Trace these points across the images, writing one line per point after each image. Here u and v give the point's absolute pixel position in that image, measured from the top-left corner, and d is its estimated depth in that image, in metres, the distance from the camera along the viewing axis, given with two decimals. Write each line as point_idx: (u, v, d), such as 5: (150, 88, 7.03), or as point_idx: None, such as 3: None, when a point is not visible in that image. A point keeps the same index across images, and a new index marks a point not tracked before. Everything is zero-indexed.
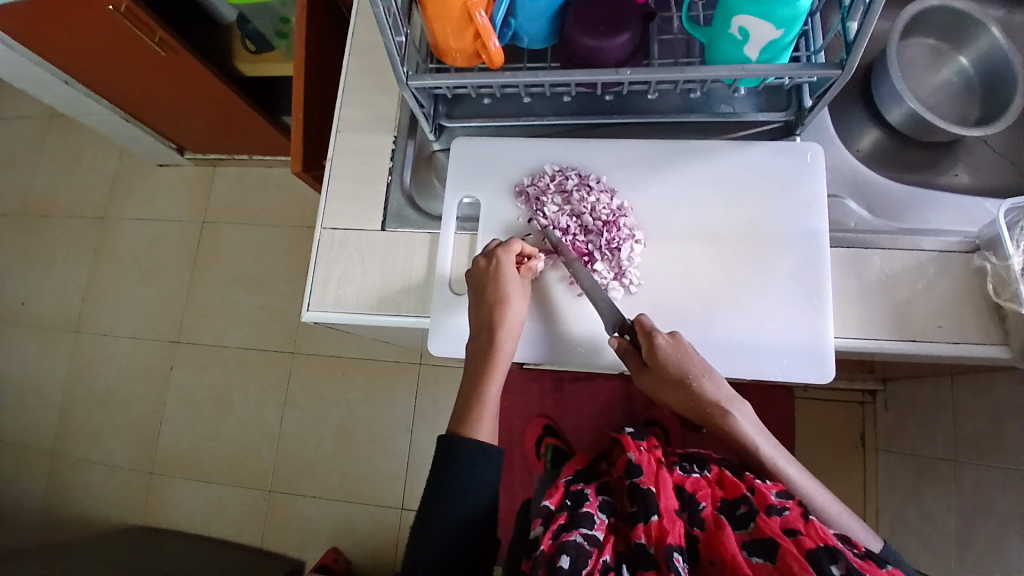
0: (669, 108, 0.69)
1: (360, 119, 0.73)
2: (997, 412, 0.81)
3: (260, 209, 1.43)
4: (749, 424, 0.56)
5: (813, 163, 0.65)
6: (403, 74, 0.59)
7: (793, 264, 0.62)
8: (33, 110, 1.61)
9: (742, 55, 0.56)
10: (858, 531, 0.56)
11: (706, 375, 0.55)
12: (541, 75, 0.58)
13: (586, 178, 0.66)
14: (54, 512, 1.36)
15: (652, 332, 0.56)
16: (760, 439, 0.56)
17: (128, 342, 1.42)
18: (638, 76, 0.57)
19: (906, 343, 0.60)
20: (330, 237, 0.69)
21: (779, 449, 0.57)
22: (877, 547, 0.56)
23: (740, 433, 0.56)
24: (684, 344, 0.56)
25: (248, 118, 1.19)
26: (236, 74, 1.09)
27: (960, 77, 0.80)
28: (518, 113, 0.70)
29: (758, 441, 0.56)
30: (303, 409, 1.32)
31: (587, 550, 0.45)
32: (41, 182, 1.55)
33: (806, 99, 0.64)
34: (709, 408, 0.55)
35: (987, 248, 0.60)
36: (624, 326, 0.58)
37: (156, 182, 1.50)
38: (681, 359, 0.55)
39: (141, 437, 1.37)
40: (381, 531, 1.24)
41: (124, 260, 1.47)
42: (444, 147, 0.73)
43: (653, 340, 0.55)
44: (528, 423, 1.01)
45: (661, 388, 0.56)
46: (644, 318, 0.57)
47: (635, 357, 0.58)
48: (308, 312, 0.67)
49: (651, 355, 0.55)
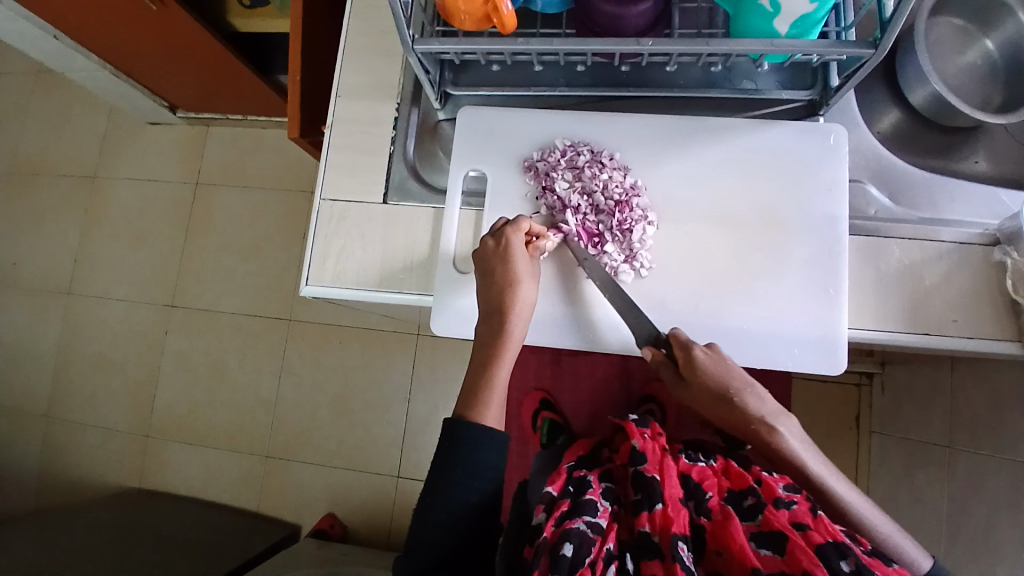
0: (690, 82, 0.65)
1: (361, 85, 0.69)
2: (996, 402, 0.80)
3: (254, 172, 1.39)
4: (798, 441, 0.53)
5: (835, 146, 0.62)
6: (409, 38, 0.55)
7: (809, 251, 0.60)
8: (17, 62, 1.54)
9: (770, 29, 0.53)
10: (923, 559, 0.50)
11: (748, 390, 0.53)
12: (556, 43, 0.55)
13: (599, 154, 0.63)
14: (50, 473, 1.36)
15: (689, 344, 0.54)
16: (811, 458, 0.53)
17: (121, 305, 1.40)
18: (659, 47, 0.54)
19: (919, 336, 0.59)
20: (329, 210, 0.66)
21: (832, 469, 0.53)
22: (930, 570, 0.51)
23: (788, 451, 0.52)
24: (724, 357, 0.55)
25: (242, 77, 1.14)
26: (229, 29, 1.04)
27: (985, 61, 0.77)
28: (528, 82, 0.67)
29: (808, 459, 0.52)
30: (299, 376, 1.31)
31: (591, 537, 0.44)
32: (28, 138, 1.50)
33: (833, 77, 0.61)
34: (752, 424, 0.53)
35: (1008, 242, 0.58)
36: (660, 340, 0.56)
37: (147, 141, 1.45)
38: (721, 372, 0.53)
39: (136, 401, 1.36)
40: (377, 498, 1.24)
41: (115, 222, 1.43)
42: (449, 117, 0.70)
43: (690, 353, 0.54)
44: (524, 395, 0.96)
45: (700, 403, 0.54)
46: (680, 331, 0.55)
47: (671, 371, 0.55)
48: (307, 287, 0.65)
49: (688, 369, 0.54)
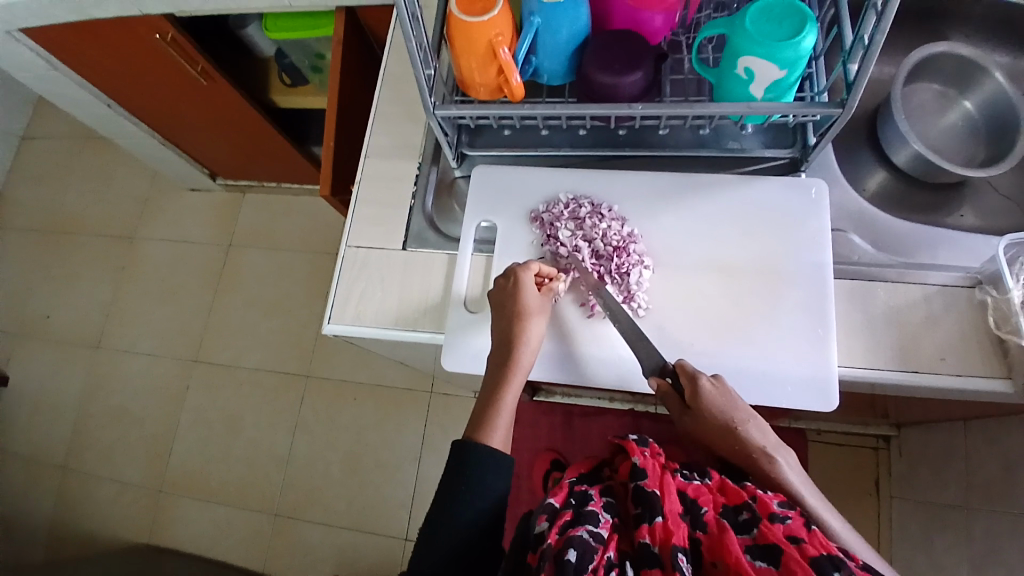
0: (681, 144, 0.72)
1: (387, 146, 0.77)
2: (1008, 462, 0.79)
3: (284, 234, 1.48)
4: (796, 475, 0.57)
5: (818, 199, 0.68)
6: (431, 104, 0.63)
7: (799, 294, 0.64)
8: (76, 135, 1.70)
9: (747, 94, 0.60)
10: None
11: (751, 422, 0.57)
12: (558, 107, 0.62)
13: (598, 207, 0.69)
14: (61, 526, 1.37)
15: (695, 376, 0.57)
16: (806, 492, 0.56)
17: (147, 359, 1.46)
18: (649, 110, 0.61)
19: (910, 374, 0.61)
20: (352, 255, 0.72)
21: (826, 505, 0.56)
22: None
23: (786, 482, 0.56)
24: (726, 388, 0.58)
25: (278, 147, 1.25)
26: (272, 105, 1.16)
27: (966, 121, 0.84)
28: (536, 143, 0.75)
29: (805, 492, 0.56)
30: (312, 432, 1.33)
31: (594, 545, 0.45)
32: (78, 202, 1.62)
33: (811, 136, 0.68)
34: (754, 453, 0.57)
35: (989, 283, 0.62)
36: (666, 370, 0.59)
37: (187, 205, 1.57)
38: (726, 404, 0.56)
39: (152, 453, 1.39)
40: (383, 560, 1.22)
41: (149, 279, 1.52)
42: (464, 174, 0.77)
43: (697, 384, 0.57)
44: (535, 457, 1.02)
45: (706, 431, 0.57)
46: (686, 363, 0.59)
47: (677, 401, 0.58)
48: (329, 326, 0.70)
49: (695, 399, 0.56)
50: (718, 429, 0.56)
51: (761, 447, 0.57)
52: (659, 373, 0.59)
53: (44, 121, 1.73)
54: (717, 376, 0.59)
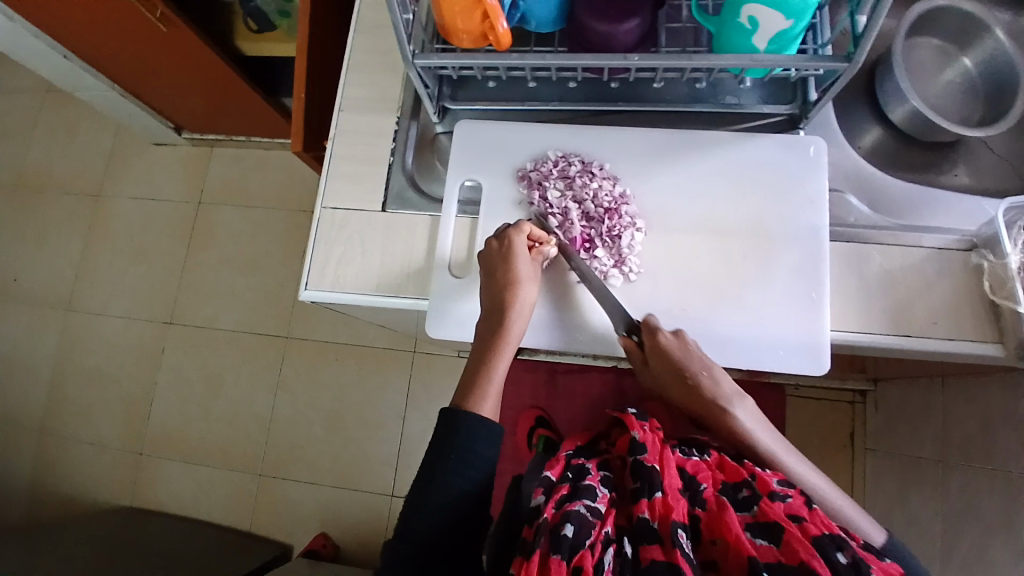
0: (675, 98, 0.68)
1: (363, 99, 0.72)
2: (987, 416, 0.81)
3: (257, 191, 1.42)
4: (751, 420, 0.58)
5: (816, 157, 0.65)
6: (409, 52, 0.58)
7: (794, 257, 0.63)
8: (27, 82, 1.58)
9: (750, 45, 0.56)
10: (860, 522, 0.55)
11: (706, 372, 0.58)
12: (548, 58, 0.58)
13: (589, 165, 0.66)
14: (40, 491, 1.35)
15: (655, 330, 0.59)
16: (762, 435, 0.58)
17: (119, 321, 1.41)
18: (646, 61, 0.57)
19: (901, 338, 0.61)
20: (330, 217, 0.68)
21: (785, 446, 0.58)
22: (882, 541, 0.54)
23: (740, 428, 0.58)
24: (687, 342, 0.59)
25: (248, 98, 1.18)
26: (238, 53, 1.08)
27: (964, 79, 0.80)
28: (522, 97, 0.71)
29: (760, 436, 0.57)
30: (294, 394, 1.31)
31: (590, 521, 0.46)
32: (34, 157, 1.53)
33: (811, 92, 0.65)
34: (708, 404, 0.58)
35: (985, 247, 0.61)
36: (631, 326, 0.60)
37: (152, 160, 1.48)
38: (682, 356, 0.58)
39: (130, 417, 1.36)
40: (371, 517, 1.23)
41: (116, 239, 1.45)
42: (446, 131, 0.73)
43: (655, 338, 0.58)
44: (519, 415, 1.03)
45: (662, 381, 0.60)
46: (650, 319, 0.60)
47: (638, 356, 0.61)
48: (306, 291, 0.67)
49: (653, 353, 0.58)
50: (672, 379, 0.58)
51: (716, 400, 0.58)
52: (626, 331, 0.60)
53: None
54: (679, 330, 0.61)
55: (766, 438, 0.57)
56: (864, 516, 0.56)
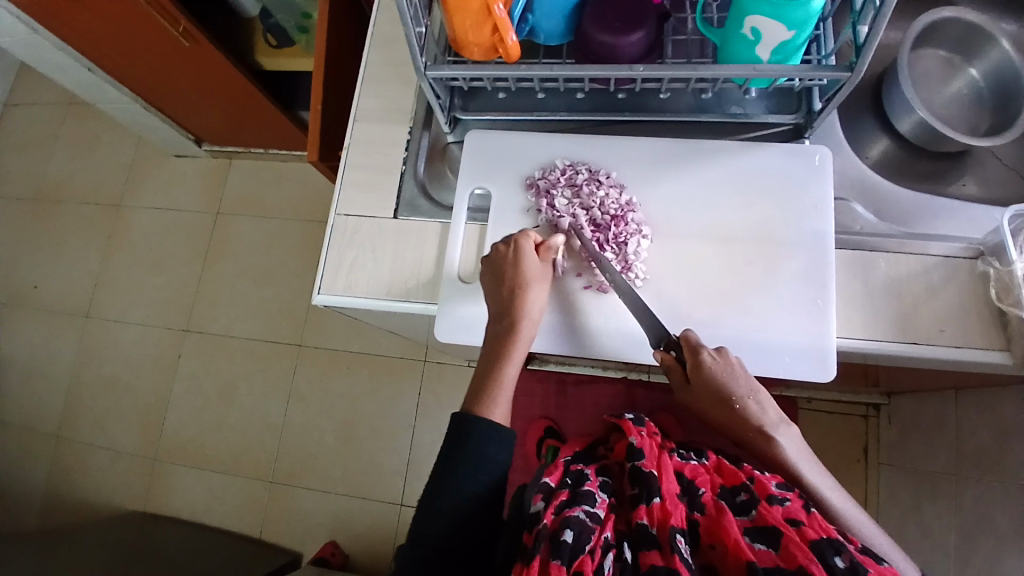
0: (682, 109, 0.70)
1: (378, 110, 0.75)
2: (1000, 428, 0.80)
3: (273, 201, 1.45)
4: (794, 450, 0.57)
5: (821, 166, 0.66)
6: (421, 64, 0.60)
7: (800, 264, 0.63)
8: (55, 97, 1.64)
9: (754, 55, 0.57)
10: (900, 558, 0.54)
11: (751, 397, 0.57)
12: (556, 69, 0.59)
13: (596, 174, 0.67)
14: (57, 495, 1.37)
15: (698, 348, 0.58)
16: (805, 466, 0.56)
17: (138, 329, 1.44)
18: (651, 72, 0.58)
19: (908, 346, 0.61)
20: (343, 224, 0.70)
21: (825, 479, 0.57)
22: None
23: (784, 458, 0.56)
24: (729, 361, 0.58)
25: (266, 112, 1.21)
26: (257, 67, 1.11)
27: (971, 90, 0.81)
28: (532, 107, 0.72)
29: (803, 468, 0.56)
30: (306, 402, 1.33)
31: (590, 526, 0.47)
32: (60, 168, 1.58)
33: (816, 102, 0.66)
34: (751, 432, 0.57)
35: (991, 255, 0.61)
36: (670, 342, 0.59)
37: (173, 172, 1.52)
38: (726, 377, 0.56)
39: (145, 423, 1.38)
40: (379, 526, 1.24)
41: (136, 248, 1.49)
42: (457, 140, 0.75)
43: (698, 357, 0.57)
44: (530, 424, 1.04)
45: (702, 404, 0.58)
46: (691, 334, 0.59)
47: (679, 374, 0.59)
48: (320, 296, 0.68)
49: (696, 373, 0.57)
50: (715, 402, 0.56)
51: (760, 429, 0.56)
52: (662, 345, 0.60)
53: (21, 83, 1.66)
54: (720, 348, 0.59)
55: (808, 470, 0.56)
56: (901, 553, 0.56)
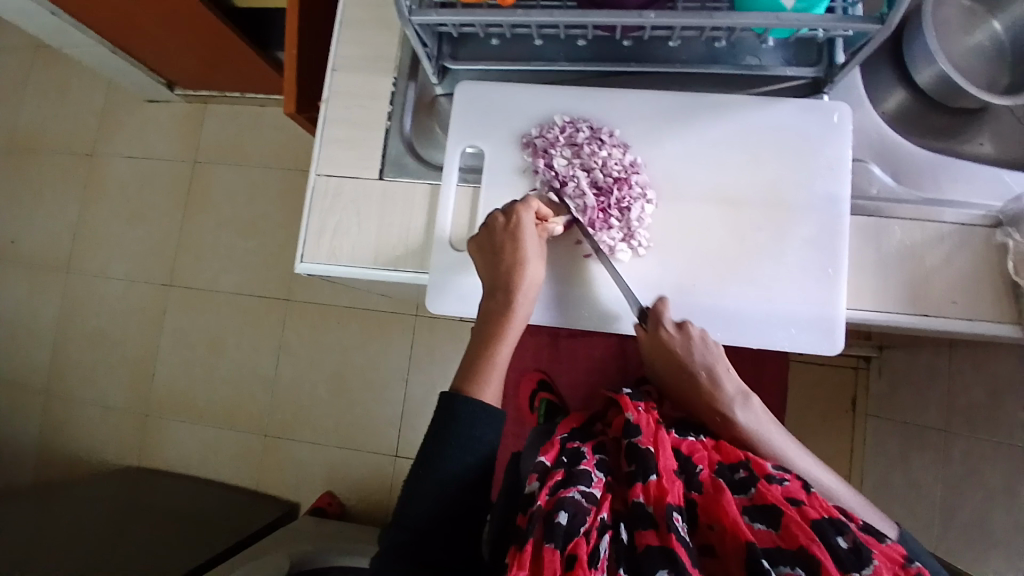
0: (692, 58, 0.64)
1: (358, 57, 0.68)
2: (995, 389, 0.80)
3: (252, 149, 1.38)
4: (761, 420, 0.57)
5: (839, 124, 0.62)
6: (406, 8, 0.54)
7: (810, 231, 0.60)
8: (12, 35, 1.51)
9: (776, 3, 0.52)
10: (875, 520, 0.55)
11: (713, 368, 0.58)
12: (556, 15, 0.53)
13: (598, 131, 0.62)
14: (52, 450, 1.37)
15: (660, 322, 0.58)
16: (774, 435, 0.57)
17: (119, 283, 1.39)
18: (662, 19, 0.52)
19: (919, 318, 0.59)
20: (324, 185, 0.66)
21: (797, 447, 0.57)
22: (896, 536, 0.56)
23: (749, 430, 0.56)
24: (691, 333, 0.58)
25: (239, 52, 1.12)
26: (226, 3, 1.02)
27: (993, 43, 0.75)
28: (528, 56, 0.66)
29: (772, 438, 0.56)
30: (297, 357, 1.31)
31: (585, 506, 0.46)
32: (24, 114, 1.48)
33: (838, 54, 0.60)
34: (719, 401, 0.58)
35: (1010, 224, 0.58)
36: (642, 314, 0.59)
37: (145, 117, 1.43)
38: (685, 350, 0.58)
39: (135, 379, 1.37)
40: (375, 476, 1.25)
41: (112, 199, 1.42)
42: (446, 92, 0.69)
43: (659, 331, 0.58)
44: (522, 376, 1.02)
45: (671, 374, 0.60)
46: (656, 307, 0.59)
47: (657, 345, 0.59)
48: (302, 263, 0.64)
49: (658, 346, 0.58)
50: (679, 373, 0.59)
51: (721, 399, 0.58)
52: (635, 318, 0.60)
53: None
54: (688, 321, 0.59)
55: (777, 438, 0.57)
56: (878, 517, 0.56)
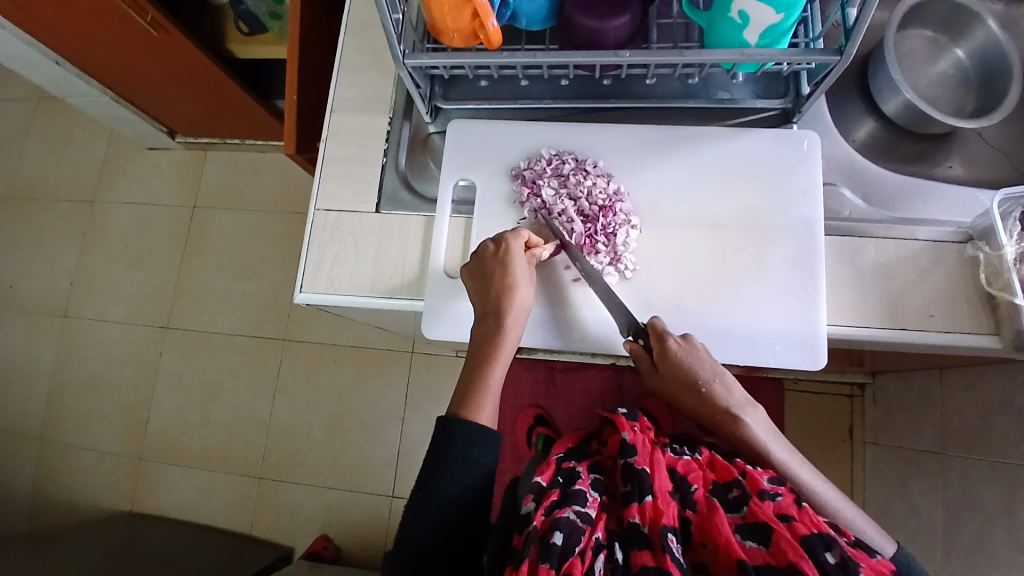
0: (667, 94, 0.68)
1: (355, 100, 0.72)
2: (986, 407, 0.81)
3: (252, 193, 1.42)
4: (763, 430, 0.58)
5: (809, 151, 0.65)
6: (400, 53, 0.58)
7: (789, 250, 0.63)
8: (23, 91, 1.58)
9: (741, 40, 0.56)
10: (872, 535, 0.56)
11: (718, 380, 0.57)
12: (539, 56, 0.57)
13: (583, 162, 0.66)
14: (43, 498, 1.35)
15: (664, 334, 0.57)
16: (776, 447, 0.57)
17: (117, 327, 1.41)
18: (637, 57, 0.56)
19: (900, 332, 0.61)
20: (322, 219, 0.68)
21: (797, 459, 0.58)
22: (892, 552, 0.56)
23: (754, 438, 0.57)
24: (694, 346, 0.58)
25: (241, 102, 1.17)
26: (229, 56, 1.07)
27: (957, 71, 0.80)
28: (515, 95, 0.70)
29: (775, 448, 0.57)
30: (293, 397, 1.31)
31: (580, 526, 0.46)
32: (30, 164, 1.52)
33: (803, 86, 0.65)
34: (722, 413, 0.57)
35: (980, 238, 0.61)
36: (636, 330, 0.59)
37: (147, 164, 1.48)
38: (692, 362, 0.57)
39: (130, 422, 1.36)
40: (371, 518, 1.23)
41: (113, 245, 1.45)
42: (439, 130, 0.73)
43: (665, 343, 0.57)
44: (519, 413, 1.03)
45: (672, 390, 0.58)
46: (657, 322, 0.58)
47: (647, 362, 0.59)
48: (300, 294, 0.66)
49: (663, 359, 0.57)
50: (685, 386, 0.57)
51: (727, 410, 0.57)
52: (630, 334, 0.59)
53: None
54: (686, 335, 0.59)
55: (777, 449, 0.57)
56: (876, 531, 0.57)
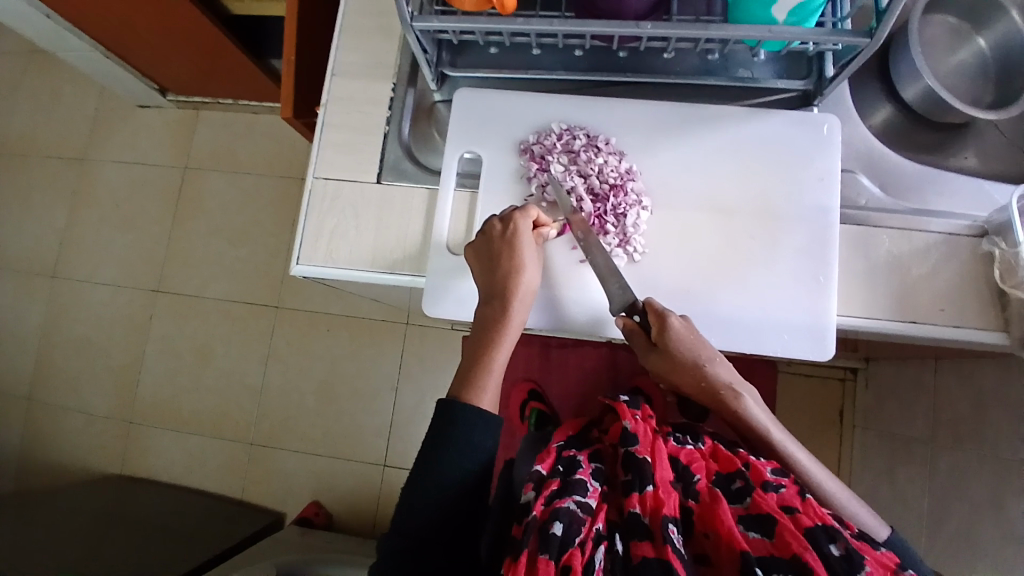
0: (686, 70, 0.66)
1: (358, 64, 0.69)
2: (980, 399, 0.81)
3: (245, 156, 1.37)
4: (760, 409, 0.58)
5: (829, 136, 0.63)
6: (407, 14, 0.54)
7: (802, 238, 0.61)
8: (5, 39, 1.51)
9: (768, 16, 0.54)
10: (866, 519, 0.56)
11: (717, 359, 0.57)
12: (555, 24, 0.54)
13: (594, 139, 0.63)
14: (33, 458, 1.34)
15: (664, 313, 0.56)
16: (772, 427, 0.58)
17: (107, 289, 1.38)
18: (658, 30, 0.54)
19: (910, 325, 0.60)
20: (321, 188, 0.66)
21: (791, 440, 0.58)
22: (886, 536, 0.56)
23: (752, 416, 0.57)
24: (693, 328, 0.57)
25: (234, 60, 1.12)
26: (222, 13, 1.02)
27: (977, 61, 0.77)
28: (525, 66, 0.67)
29: (771, 427, 0.57)
30: (286, 366, 1.30)
31: (580, 517, 0.46)
32: (14, 118, 1.46)
33: (828, 68, 0.62)
34: (721, 390, 0.58)
35: (996, 234, 0.60)
36: (633, 308, 0.57)
37: (137, 122, 1.43)
38: (692, 341, 0.56)
39: (121, 385, 1.34)
40: (363, 487, 1.24)
41: (102, 204, 1.41)
42: (445, 98, 0.70)
43: (666, 321, 0.56)
44: (513, 386, 1.03)
45: (670, 368, 0.57)
46: (655, 301, 0.57)
47: (643, 339, 0.57)
48: (298, 266, 0.64)
49: (662, 337, 0.56)
50: (685, 363, 0.56)
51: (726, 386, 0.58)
52: (625, 311, 0.58)
53: None
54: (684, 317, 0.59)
55: (773, 429, 0.58)
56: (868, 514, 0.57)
